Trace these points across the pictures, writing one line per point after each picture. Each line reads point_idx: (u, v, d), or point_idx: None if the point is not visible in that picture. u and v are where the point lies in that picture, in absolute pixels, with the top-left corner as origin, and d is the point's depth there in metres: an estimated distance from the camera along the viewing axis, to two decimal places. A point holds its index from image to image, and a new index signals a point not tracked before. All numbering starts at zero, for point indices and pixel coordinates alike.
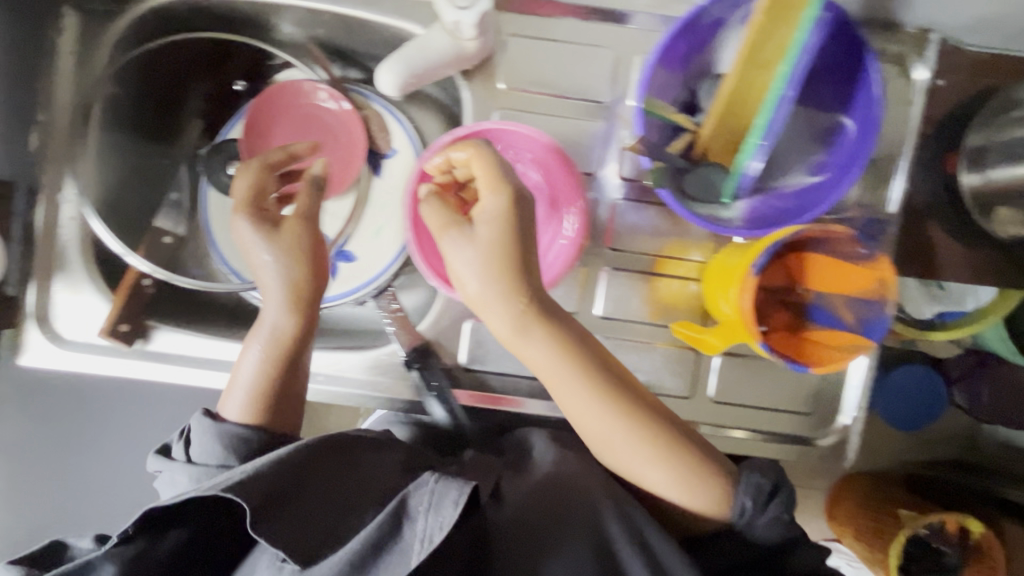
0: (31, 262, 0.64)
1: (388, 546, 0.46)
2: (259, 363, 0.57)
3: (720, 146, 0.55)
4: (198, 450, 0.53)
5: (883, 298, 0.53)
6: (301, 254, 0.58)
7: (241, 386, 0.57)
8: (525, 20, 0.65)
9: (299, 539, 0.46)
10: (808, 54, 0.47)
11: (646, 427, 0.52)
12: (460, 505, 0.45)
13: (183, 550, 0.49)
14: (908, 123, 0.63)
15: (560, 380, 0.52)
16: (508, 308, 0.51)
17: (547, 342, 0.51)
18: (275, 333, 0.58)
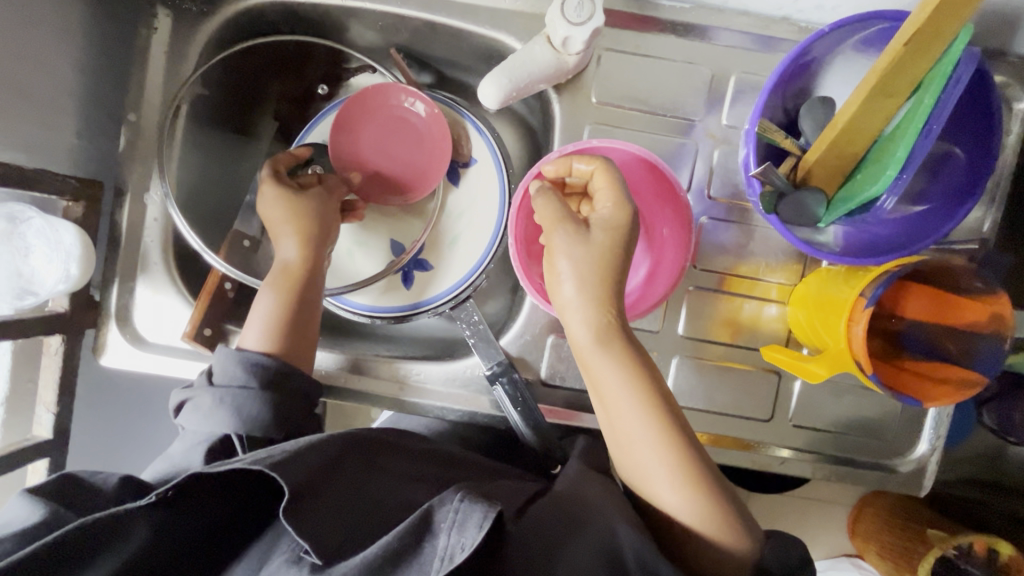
0: (114, 262, 0.64)
1: (410, 559, 0.41)
2: (275, 299, 0.59)
3: (828, 173, 0.53)
4: (220, 375, 0.54)
5: (999, 333, 0.52)
6: (308, 207, 0.62)
7: (261, 317, 0.59)
8: (620, 34, 0.64)
9: (325, 533, 0.43)
10: (958, 87, 0.45)
11: (689, 468, 0.48)
12: (485, 528, 0.39)
13: (193, 531, 0.45)
14: (1008, 152, 0.62)
15: (620, 399, 0.49)
16: (591, 314, 0.50)
17: (620, 356, 0.50)
18: (288, 273, 0.60)
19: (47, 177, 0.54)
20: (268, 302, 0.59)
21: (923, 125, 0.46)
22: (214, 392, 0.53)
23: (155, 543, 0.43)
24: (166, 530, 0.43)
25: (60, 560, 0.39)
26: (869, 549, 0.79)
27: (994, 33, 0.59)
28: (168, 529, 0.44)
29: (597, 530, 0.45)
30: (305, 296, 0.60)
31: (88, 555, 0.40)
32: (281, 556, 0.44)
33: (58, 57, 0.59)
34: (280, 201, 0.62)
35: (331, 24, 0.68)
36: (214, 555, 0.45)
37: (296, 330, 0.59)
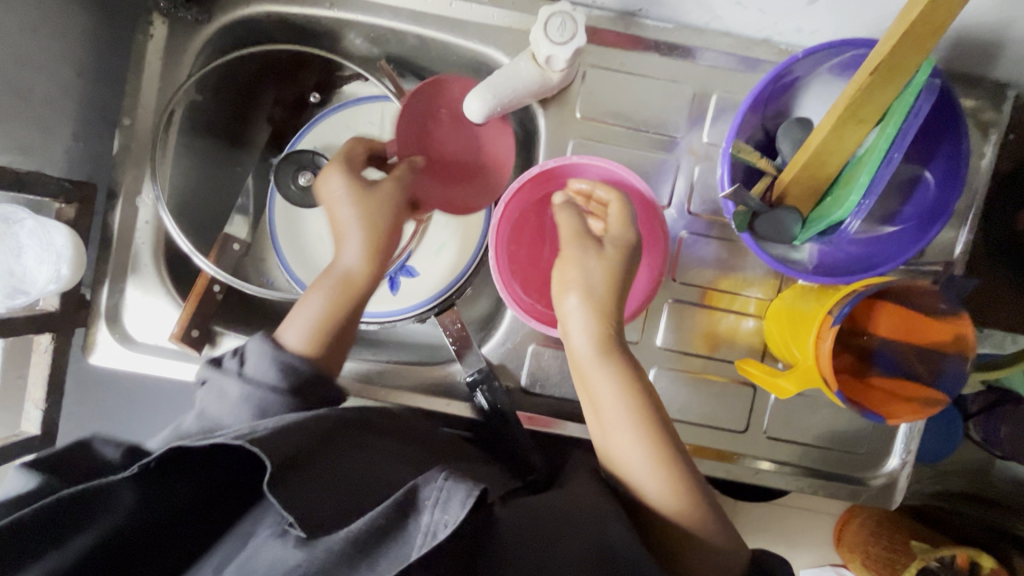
0: (106, 263, 0.66)
1: (392, 535, 0.42)
2: (326, 302, 0.60)
3: (798, 192, 0.54)
4: (252, 367, 0.55)
5: (962, 353, 0.53)
6: (377, 220, 0.62)
7: (308, 316, 0.59)
8: (605, 51, 0.66)
9: (311, 507, 0.43)
10: (919, 118, 0.46)
11: (674, 474, 0.50)
12: (469, 506, 0.40)
13: (184, 504, 0.46)
14: (982, 175, 0.63)
15: (615, 409, 0.52)
16: (594, 322, 0.54)
17: (615, 363, 0.53)
18: (347, 279, 0.61)
19: (40, 180, 0.56)
20: (318, 306, 0.59)
21: (886, 152, 0.47)
22: (242, 383, 0.53)
23: (140, 513, 0.44)
24: (151, 501, 0.45)
25: (54, 519, 0.42)
26: (854, 559, 0.78)
27: (969, 60, 0.61)
28: (153, 500, 0.45)
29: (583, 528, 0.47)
30: (355, 305, 0.61)
31: (77, 520, 0.42)
32: (268, 529, 0.46)
33: (55, 62, 0.61)
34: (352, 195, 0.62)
35: (323, 34, 0.69)
36: (198, 524, 0.47)
37: (335, 340, 0.59)
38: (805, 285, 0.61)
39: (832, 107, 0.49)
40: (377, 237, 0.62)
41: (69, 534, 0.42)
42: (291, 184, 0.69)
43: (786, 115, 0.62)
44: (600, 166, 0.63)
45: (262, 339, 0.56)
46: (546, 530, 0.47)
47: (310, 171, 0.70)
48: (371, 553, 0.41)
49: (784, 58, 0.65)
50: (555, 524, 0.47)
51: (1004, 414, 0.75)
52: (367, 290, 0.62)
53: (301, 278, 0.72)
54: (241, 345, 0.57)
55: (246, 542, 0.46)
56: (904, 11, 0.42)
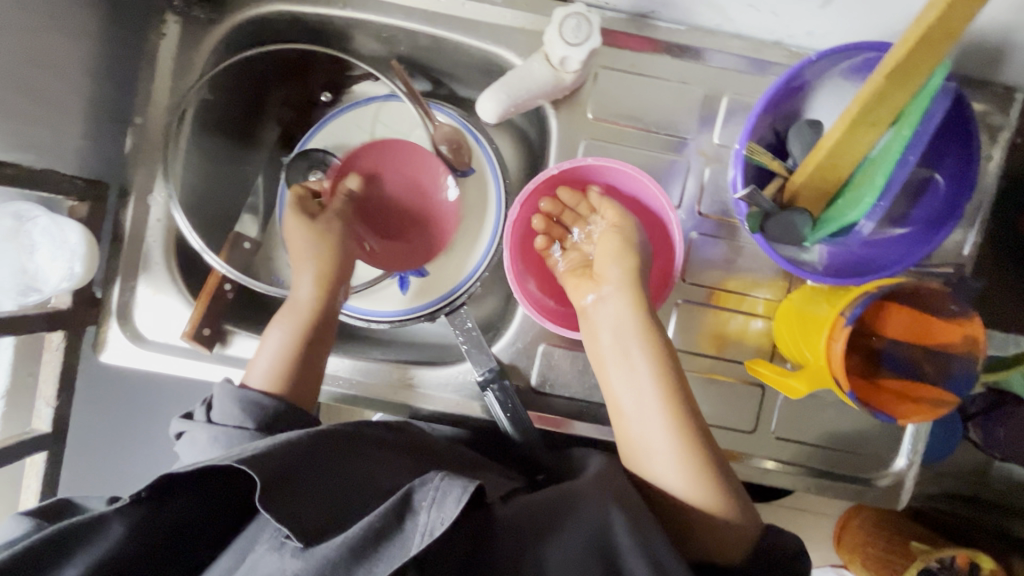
0: (117, 261, 0.66)
1: (390, 535, 0.43)
2: (285, 334, 0.61)
3: (810, 193, 0.55)
4: (219, 413, 0.54)
5: (973, 354, 0.54)
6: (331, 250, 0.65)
7: (270, 353, 0.60)
8: (617, 53, 0.66)
9: (306, 516, 0.44)
10: (934, 122, 0.47)
11: (701, 464, 0.53)
12: (463, 502, 0.43)
13: (179, 528, 0.47)
14: (991, 178, 0.64)
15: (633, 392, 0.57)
16: (636, 313, 0.59)
17: (650, 352, 0.57)
18: (303, 311, 0.62)
19: (53, 178, 0.55)
20: (279, 338, 0.61)
21: (901, 156, 0.49)
22: (210, 429, 0.52)
23: (133, 542, 0.45)
24: (142, 531, 0.45)
25: (45, 554, 0.42)
26: (853, 559, 0.82)
27: (978, 64, 0.61)
28: (145, 529, 0.45)
29: (581, 516, 0.48)
30: (315, 334, 0.62)
31: (67, 554, 0.43)
32: (264, 544, 0.46)
33: (68, 60, 0.61)
34: (303, 233, 0.65)
35: (335, 34, 0.70)
36: (190, 551, 0.47)
37: (299, 372, 0.60)
38: (816, 286, 0.62)
39: (844, 110, 0.49)
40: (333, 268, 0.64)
41: (59, 569, 0.42)
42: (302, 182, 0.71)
43: (797, 117, 0.62)
44: (620, 166, 0.64)
45: (225, 381, 0.55)
46: (539, 524, 0.48)
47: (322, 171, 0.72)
48: (368, 557, 0.43)
49: (795, 61, 0.66)
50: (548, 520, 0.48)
51: (1003, 415, 0.71)
52: (325, 321, 0.63)
53: None
54: (210, 395, 0.56)
55: (243, 559, 0.46)
56: (918, 17, 0.42)
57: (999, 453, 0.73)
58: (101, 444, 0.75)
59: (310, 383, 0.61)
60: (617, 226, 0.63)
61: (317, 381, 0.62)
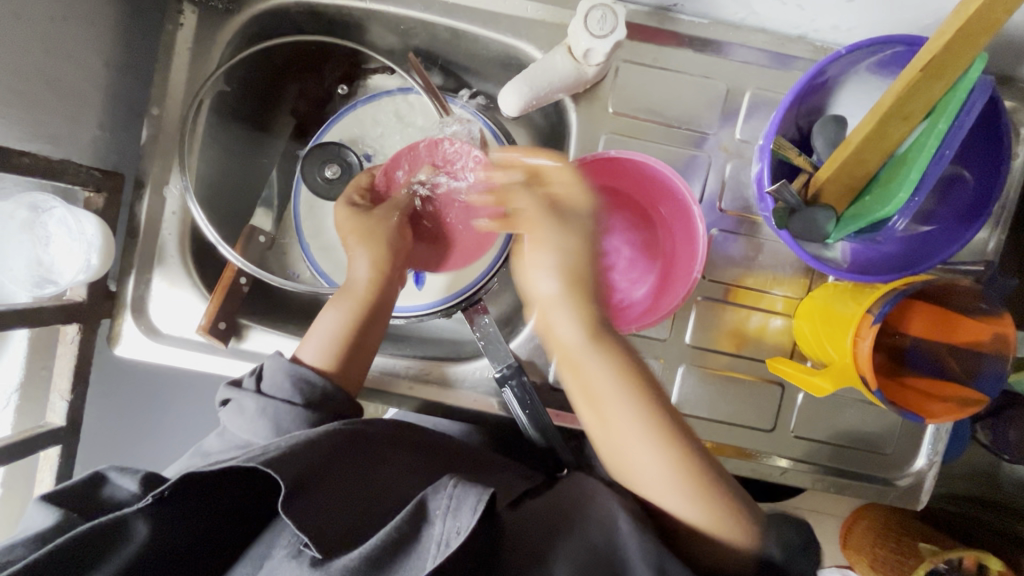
0: (132, 254, 0.65)
1: (409, 545, 0.43)
2: (340, 314, 0.61)
3: (837, 190, 0.54)
4: (270, 384, 0.54)
5: (1002, 355, 0.53)
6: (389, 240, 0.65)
7: (322, 333, 0.60)
8: (639, 46, 0.65)
9: (325, 525, 0.44)
10: (970, 115, 0.46)
11: (710, 499, 0.49)
12: (479, 512, 0.42)
13: (205, 529, 0.46)
14: (1016, 177, 0.63)
15: (610, 404, 0.51)
16: (602, 351, 0.51)
17: (621, 393, 0.50)
18: (357, 295, 0.62)
19: (71, 169, 0.55)
20: (333, 319, 0.61)
21: (936, 150, 0.47)
22: (258, 399, 0.52)
23: (153, 544, 0.44)
24: (163, 531, 0.45)
25: (67, 560, 0.41)
26: (860, 560, 0.79)
27: (1004, 60, 0.61)
28: (166, 530, 0.45)
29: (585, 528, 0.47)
30: (369, 319, 0.62)
31: (91, 557, 0.42)
32: (282, 549, 0.45)
33: (85, 49, 0.60)
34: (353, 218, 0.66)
35: (353, 26, 0.69)
36: (211, 556, 0.46)
37: (352, 352, 0.60)
38: (839, 283, 0.61)
39: (875, 105, 0.49)
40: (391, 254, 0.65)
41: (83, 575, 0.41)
42: (317, 177, 0.70)
43: (821, 113, 0.61)
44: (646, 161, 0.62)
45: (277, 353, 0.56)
46: (551, 532, 0.47)
47: (336, 164, 0.70)
48: (386, 566, 0.42)
49: (818, 56, 0.65)
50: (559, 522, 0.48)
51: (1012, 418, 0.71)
52: (379, 307, 0.63)
53: (326, 271, 0.70)
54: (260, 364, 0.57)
55: (262, 565, 0.45)
56: (955, 12, 0.43)
57: (1008, 455, 0.73)
58: (113, 437, 0.75)
59: (360, 365, 0.61)
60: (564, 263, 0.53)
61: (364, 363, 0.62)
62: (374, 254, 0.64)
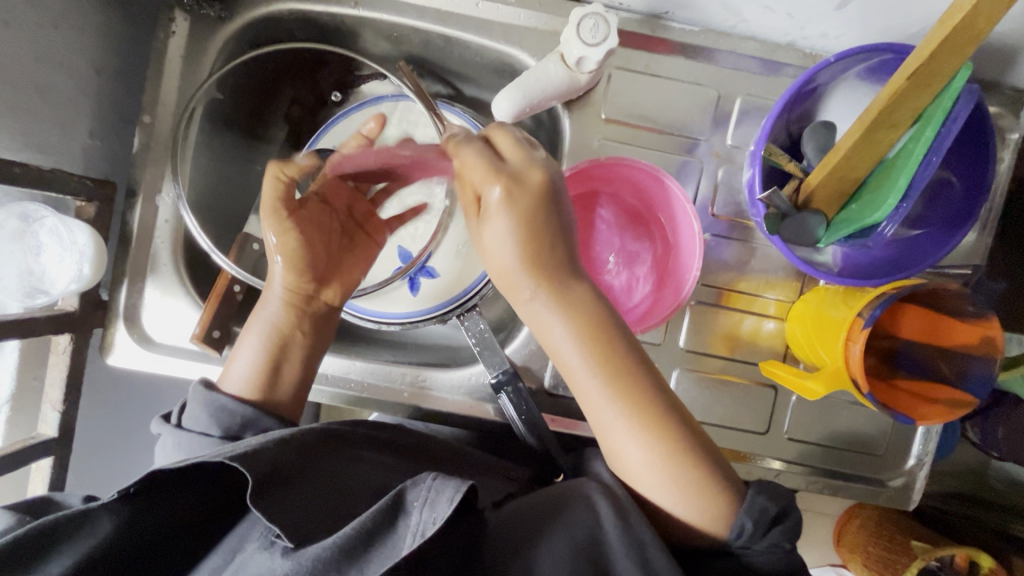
0: (123, 263, 0.65)
1: (383, 536, 0.43)
2: (259, 339, 0.60)
3: (827, 195, 0.54)
4: (188, 418, 0.54)
5: (991, 356, 0.54)
6: (296, 254, 0.62)
7: (245, 358, 0.59)
8: (631, 54, 0.66)
9: (298, 518, 0.44)
10: (956, 122, 0.47)
11: (678, 467, 0.48)
12: (455, 503, 0.42)
13: (173, 523, 0.46)
14: (1002, 180, 0.64)
15: (572, 368, 0.50)
16: (565, 315, 0.50)
17: (594, 362, 0.49)
18: (273, 318, 0.61)
19: (62, 178, 0.54)
20: (253, 342, 0.59)
21: (922, 158, 0.48)
22: (176, 434, 0.53)
23: (117, 541, 0.44)
24: (127, 529, 0.45)
25: (29, 550, 0.42)
26: (854, 559, 0.81)
27: (990, 66, 0.61)
28: (130, 527, 0.45)
29: (570, 518, 0.46)
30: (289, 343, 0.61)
31: (54, 546, 0.43)
32: (254, 542, 0.45)
33: (75, 57, 0.59)
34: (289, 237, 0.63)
35: (346, 33, 0.69)
36: (177, 554, 0.46)
37: (274, 379, 0.59)
38: (830, 288, 0.62)
39: (861, 113, 0.50)
40: (314, 264, 0.64)
41: (46, 564, 0.42)
42: None
43: (811, 118, 0.62)
44: (638, 164, 0.63)
45: (196, 384, 0.55)
46: (529, 530, 0.46)
47: None
48: (360, 556, 0.42)
49: (808, 62, 0.66)
50: (540, 523, 0.47)
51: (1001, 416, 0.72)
52: (298, 327, 0.61)
53: None
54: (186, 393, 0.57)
55: (232, 557, 0.45)
56: (938, 21, 0.44)
57: (996, 453, 0.74)
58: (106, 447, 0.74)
59: (297, 390, 0.60)
60: (524, 233, 0.49)
61: (299, 383, 0.60)
62: (296, 267, 0.63)
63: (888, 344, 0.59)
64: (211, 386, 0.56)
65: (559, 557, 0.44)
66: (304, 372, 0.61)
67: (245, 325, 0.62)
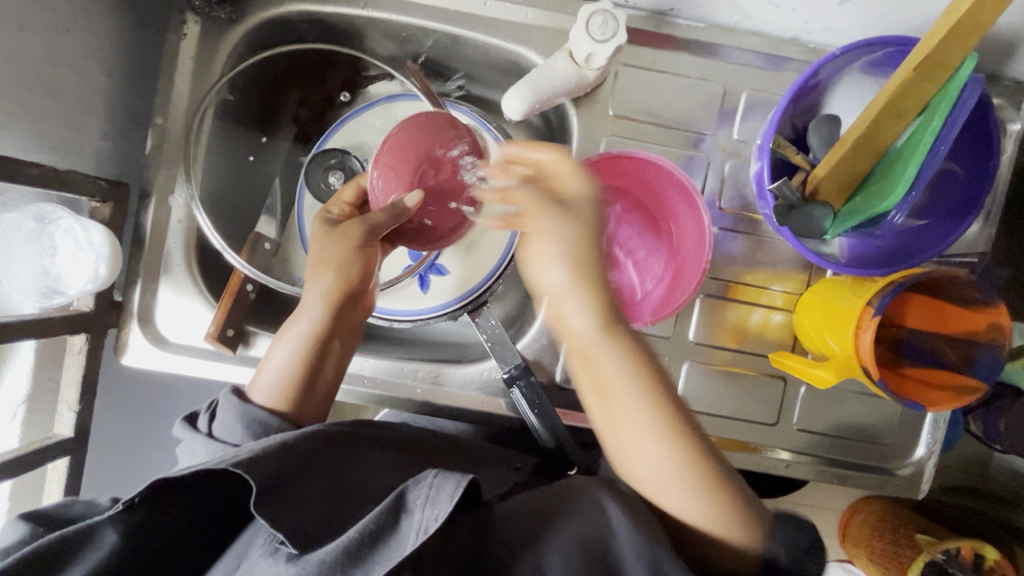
0: (137, 263, 0.65)
1: (386, 539, 0.43)
2: (293, 350, 0.60)
3: (833, 186, 0.55)
4: (219, 426, 0.55)
5: (998, 343, 0.55)
6: (343, 263, 0.60)
7: (274, 368, 0.59)
8: (637, 50, 0.67)
9: (301, 521, 0.44)
10: (963, 111, 0.48)
11: (720, 498, 0.48)
12: (457, 496, 0.42)
13: (182, 531, 0.47)
14: (1003, 170, 0.65)
15: (628, 407, 0.49)
16: (624, 349, 0.48)
17: (634, 367, 0.48)
18: (309, 328, 0.60)
19: (78, 179, 0.55)
20: (285, 352, 0.60)
21: (931, 146, 0.49)
22: (207, 443, 0.54)
23: (126, 551, 0.44)
24: (133, 540, 0.45)
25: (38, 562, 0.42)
26: (859, 555, 0.82)
27: (991, 58, 0.62)
28: (136, 538, 0.45)
29: (577, 515, 0.47)
30: (320, 354, 0.61)
31: (61, 560, 0.42)
32: (259, 548, 0.46)
33: (88, 59, 0.60)
34: (330, 241, 0.61)
35: (354, 34, 0.69)
36: (184, 565, 0.47)
37: (306, 390, 0.59)
38: (837, 279, 0.62)
39: (869, 104, 0.50)
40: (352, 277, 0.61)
41: None
42: (321, 184, 0.70)
43: (816, 112, 0.62)
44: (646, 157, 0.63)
45: (227, 392, 0.56)
46: (536, 529, 0.47)
47: (340, 171, 0.71)
48: (366, 559, 0.43)
49: (811, 57, 0.67)
50: (540, 524, 0.47)
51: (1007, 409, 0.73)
52: (337, 335, 0.62)
53: None
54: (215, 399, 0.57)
55: (239, 564, 0.46)
56: (946, 11, 0.45)
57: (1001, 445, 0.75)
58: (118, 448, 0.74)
59: (323, 397, 0.61)
60: (569, 254, 0.47)
61: (326, 391, 0.61)
62: (335, 285, 0.60)
63: (895, 333, 0.60)
64: (242, 395, 0.57)
65: (566, 549, 0.45)
66: (332, 380, 0.62)
67: (281, 327, 0.62)
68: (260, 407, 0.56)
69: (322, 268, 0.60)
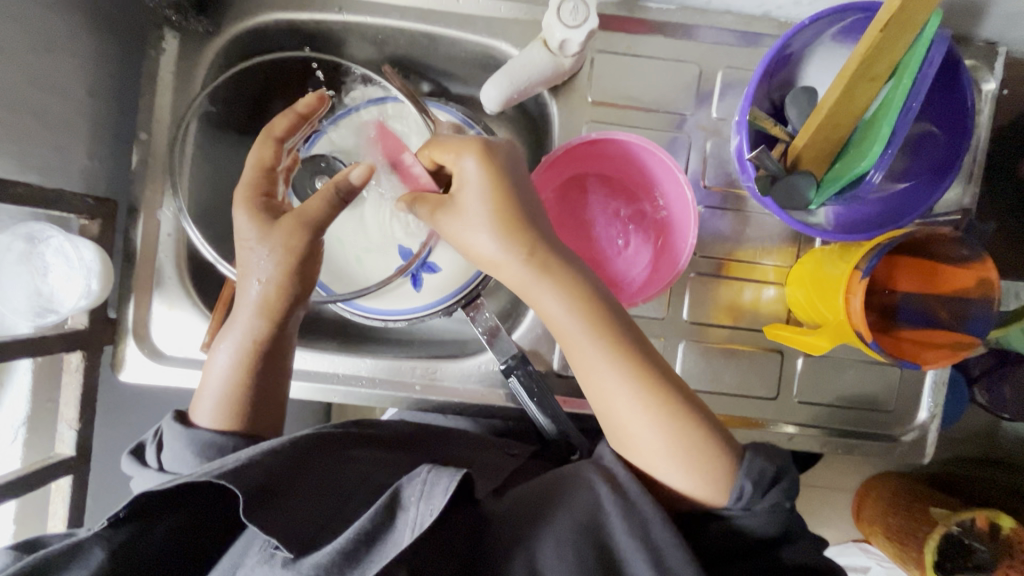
0: (130, 278, 0.65)
1: (382, 536, 0.43)
2: (230, 367, 0.58)
3: (813, 155, 0.55)
4: (168, 457, 0.55)
5: (989, 298, 0.55)
6: (291, 270, 0.57)
7: (214, 389, 0.58)
8: (611, 36, 0.67)
9: (295, 525, 0.44)
10: (931, 67, 0.49)
11: (682, 438, 0.48)
12: (452, 491, 0.43)
13: (170, 546, 0.46)
14: (981, 131, 0.65)
15: (580, 351, 0.51)
16: (561, 293, 0.51)
17: (575, 315, 0.50)
18: (251, 346, 0.58)
19: (65, 197, 0.55)
20: (224, 364, 0.58)
21: (903, 104, 0.50)
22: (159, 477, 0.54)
23: (113, 568, 0.44)
24: (121, 558, 0.45)
25: None
26: (876, 533, 0.82)
27: (961, 19, 0.63)
28: (123, 555, 0.45)
29: (571, 502, 0.46)
30: (263, 366, 0.59)
31: None
32: (254, 556, 0.45)
33: (68, 78, 0.61)
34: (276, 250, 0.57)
35: (332, 39, 0.70)
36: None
37: (250, 405, 0.58)
38: (825, 249, 0.62)
39: (840, 70, 0.51)
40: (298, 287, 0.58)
41: None
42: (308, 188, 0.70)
43: (793, 85, 0.63)
44: (621, 138, 0.64)
45: (171, 419, 0.56)
46: (531, 521, 0.46)
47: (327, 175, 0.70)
48: (362, 557, 0.42)
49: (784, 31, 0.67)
50: (538, 517, 0.47)
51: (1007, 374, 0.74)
52: (279, 345, 0.60)
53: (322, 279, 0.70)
54: (159, 428, 0.57)
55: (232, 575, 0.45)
56: None
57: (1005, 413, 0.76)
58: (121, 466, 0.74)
59: (270, 411, 0.59)
60: (489, 208, 0.51)
61: (277, 405, 0.60)
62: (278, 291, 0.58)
63: (888, 299, 0.60)
64: (187, 421, 0.56)
65: (561, 539, 0.45)
66: (281, 394, 0.61)
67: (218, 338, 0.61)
68: (209, 431, 0.55)
69: (259, 267, 0.57)
